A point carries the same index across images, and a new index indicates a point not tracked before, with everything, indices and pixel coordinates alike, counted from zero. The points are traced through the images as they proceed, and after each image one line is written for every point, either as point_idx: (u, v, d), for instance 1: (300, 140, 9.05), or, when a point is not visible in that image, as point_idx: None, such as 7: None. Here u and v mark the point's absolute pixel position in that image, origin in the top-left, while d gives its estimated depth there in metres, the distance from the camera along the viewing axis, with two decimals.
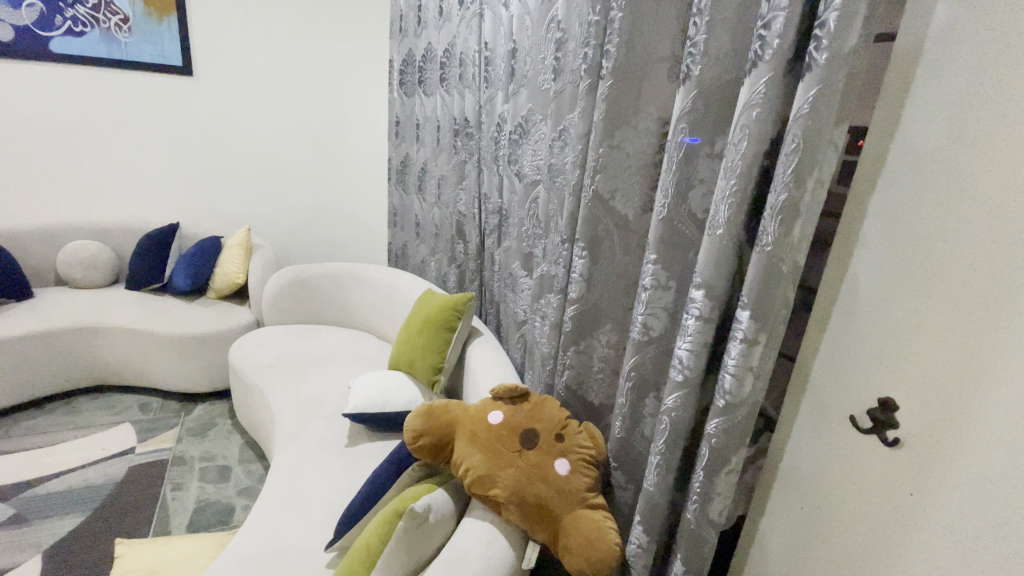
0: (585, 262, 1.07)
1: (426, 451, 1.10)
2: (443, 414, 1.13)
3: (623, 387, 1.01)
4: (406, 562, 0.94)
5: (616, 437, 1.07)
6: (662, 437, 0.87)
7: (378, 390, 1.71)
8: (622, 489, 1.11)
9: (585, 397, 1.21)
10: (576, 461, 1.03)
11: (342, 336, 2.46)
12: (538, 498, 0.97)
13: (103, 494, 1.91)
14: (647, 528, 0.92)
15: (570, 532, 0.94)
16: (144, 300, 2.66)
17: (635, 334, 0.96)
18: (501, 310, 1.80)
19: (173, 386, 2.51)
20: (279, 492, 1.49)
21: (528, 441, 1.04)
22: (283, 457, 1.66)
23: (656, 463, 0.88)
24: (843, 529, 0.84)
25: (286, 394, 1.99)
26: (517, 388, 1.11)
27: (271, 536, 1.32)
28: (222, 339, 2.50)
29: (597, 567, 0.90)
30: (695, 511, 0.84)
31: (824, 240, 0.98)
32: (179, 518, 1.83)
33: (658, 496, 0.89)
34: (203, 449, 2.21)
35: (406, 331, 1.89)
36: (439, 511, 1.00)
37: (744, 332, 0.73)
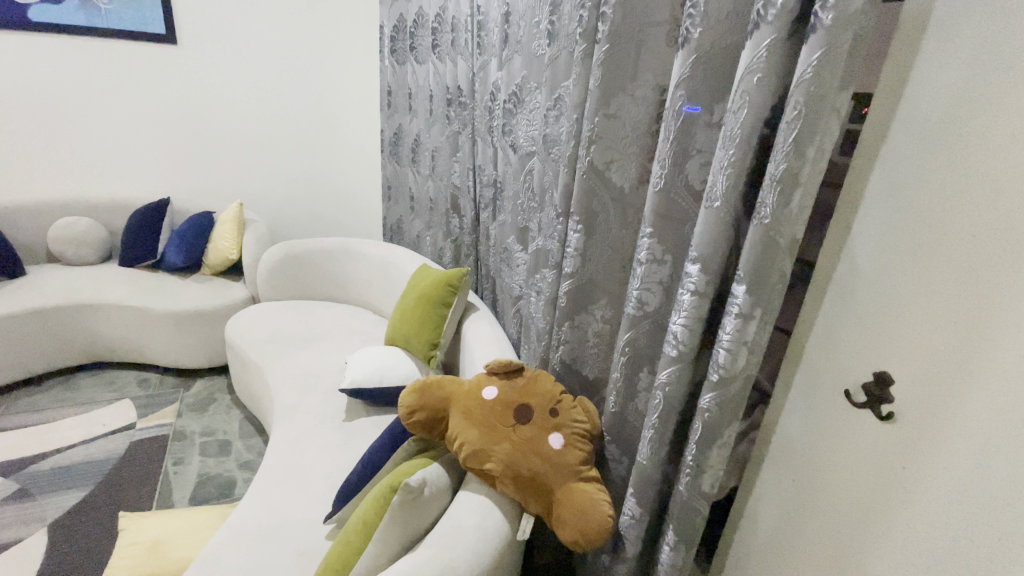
0: (579, 236, 1.05)
1: (421, 426, 1.10)
2: (438, 389, 1.12)
3: (618, 362, 1.00)
4: (402, 534, 0.95)
5: (610, 411, 1.06)
6: (656, 412, 0.86)
7: (374, 365, 1.72)
8: (616, 461, 1.11)
9: (579, 372, 1.20)
10: (571, 436, 1.03)
11: (338, 311, 2.45)
12: (532, 472, 0.97)
13: (106, 469, 1.93)
14: (639, 500, 0.93)
15: (563, 505, 0.96)
16: (137, 276, 2.65)
17: (630, 309, 0.94)
18: (497, 284, 1.78)
19: (171, 362, 2.52)
20: (279, 466, 1.50)
21: (523, 416, 1.03)
22: (282, 431, 1.68)
23: (650, 437, 0.88)
24: (834, 501, 0.84)
25: (282, 369, 2.00)
26: (512, 362, 1.11)
27: (270, 509, 1.34)
28: (218, 314, 2.50)
29: (589, 538, 0.92)
30: (687, 483, 0.85)
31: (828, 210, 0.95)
32: (181, 491, 1.87)
33: (650, 470, 0.90)
34: (203, 424, 2.23)
35: (401, 306, 1.88)
36: (434, 485, 1.01)
37: (739, 307, 0.72)
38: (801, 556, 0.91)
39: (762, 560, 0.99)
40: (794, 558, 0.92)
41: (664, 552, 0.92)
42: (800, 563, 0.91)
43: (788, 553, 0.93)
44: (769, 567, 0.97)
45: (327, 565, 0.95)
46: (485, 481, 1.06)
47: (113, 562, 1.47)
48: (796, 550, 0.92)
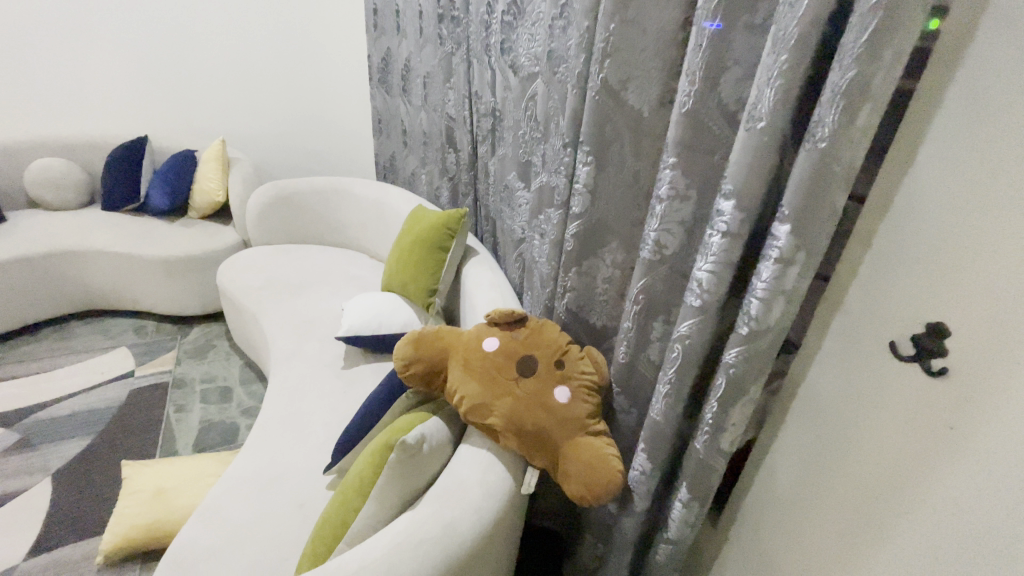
0: (590, 170, 0.94)
1: (418, 379, 1.02)
2: (434, 340, 1.04)
3: (630, 311, 0.91)
4: (400, 491, 0.90)
5: (620, 362, 0.98)
6: (673, 367, 0.78)
7: (371, 313, 1.65)
8: (624, 412, 1.03)
9: (587, 321, 1.11)
10: (579, 389, 0.95)
11: (333, 255, 2.35)
12: (538, 428, 0.91)
13: (107, 417, 1.92)
14: (652, 456, 0.87)
15: (569, 460, 0.90)
16: (122, 221, 2.53)
17: (647, 251, 0.84)
18: (498, 226, 1.66)
19: (165, 309, 2.46)
20: (276, 416, 1.47)
21: (527, 368, 0.96)
22: (278, 380, 1.63)
23: (665, 393, 0.81)
24: (863, 460, 0.78)
25: (277, 316, 1.93)
26: (515, 311, 1.01)
27: (269, 459, 1.31)
28: (209, 260, 2.40)
29: (597, 494, 0.87)
30: (705, 441, 0.78)
31: (884, 155, 0.74)
32: (185, 438, 1.87)
33: (665, 426, 0.83)
34: (202, 372, 2.21)
35: (396, 251, 1.78)
36: (433, 442, 0.95)
37: (779, 251, 0.62)
38: (821, 512, 0.86)
39: (778, 515, 0.95)
40: (814, 515, 0.87)
41: (674, 508, 0.88)
42: (820, 519, 0.86)
43: (807, 510, 0.89)
44: (785, 521, 0.94)
45: (325, 522, 0.91)
46: (487, 435, 1.00)
47: (118, 510, 1.47)
48: (815, 506, 0.87)
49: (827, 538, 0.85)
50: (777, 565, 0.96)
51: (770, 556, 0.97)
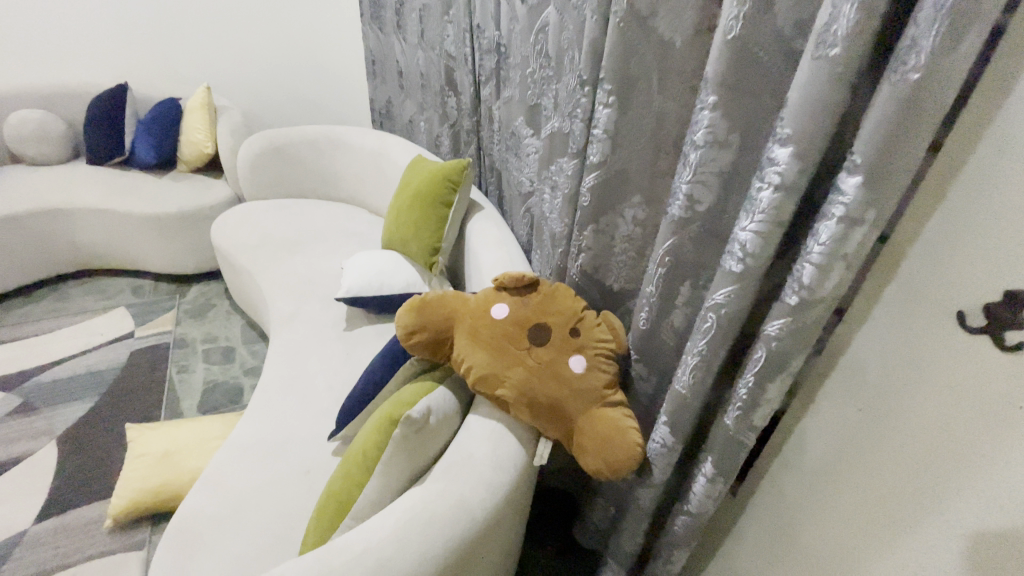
0: (611, 113, 0.82)
1: (423, 348, 0.96)
2: (438, 307, 0.96)
3: (655, 273, 0.82)
4: (406, 466, 0.85)
5: (640, 329, 0.90)
6: (704, 337, 0.70)
7: (371, 273, 1.56)
8: (643, 381, 0.96)
9: (602, 283, 1.03)
10: (596, 359, 0.88)
11: (330, 210, 2.24)
12: (551, 400, 0.85)
13: (109, 380, 1.90)
14: (674, 430, 0.81)
15: (585, 433, 0.85)
16: (109, 176, 2.41)
17: (676, 207, 0.75)
18: (503, 178, 1.54)
19: (162, 268, 2.39)
20: (277, 380, 1.42)
21: (539, 337, 0.89)
22: (279, 342, 1.57)
23: (693, 366, 0.73)
24: (905, 436, 0.71)
25: (275, 276, 1.85)
26: (526, 275, 0.93)
27: (272, 425, 1.27)
28: (202, 217, 2.30)
29: (615, 468, 0.82)
30: (736, 417, 0.72)
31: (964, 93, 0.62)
32: (189, 399, 1.85)
33: (691, 400, 0.76)
34: (203, 332, 2.16)
35: (396, 206, 1.67)
36: (440, 413, 0.88)
37: (845, 209, 0.53)
38: (855, 488, 0.80)
39: (804, 486, 0.90)
40: (847, 489, 0.82)
41: (697, 481, 0.83)
42: (853, 493, 0.81)
43: (839, 484, 0.83)
44: (811, 493, 0.88)
45: (329, 496, 0.87)
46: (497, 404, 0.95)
47: (125, 473, 1.46)
48: (848, 482, 0.81)
49: (861, 514, 0.80)
50: (800, 535, 0.92)
51: (794, 526, 0.93)
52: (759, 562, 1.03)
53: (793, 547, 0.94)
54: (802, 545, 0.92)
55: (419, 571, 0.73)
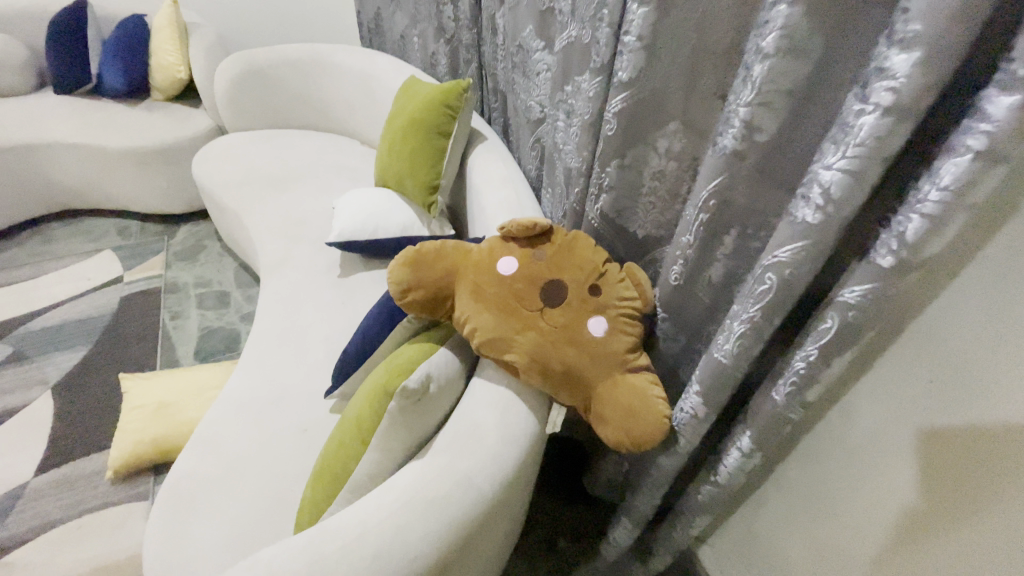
0: (648, 13, 0.64)
1: (420, 308, 0.85)
2: (437, 262, 0.85)
3: (693, 221, 0.69)
4: (405, 438, 0.76)
5: (671, 284, 0.78)
6: (757, 301, 0.58)
7: (365, 214, 1.43)
8: (670, 340, 0.85)
9: (625, 228, 0.89)
10: (618, 321, 0.77)
11: (319, 142, 2.04)
12: (566, 367, 0.74)
13: (100, 327, 1.82)
14: (708, 401, 0.71)
15: (605, 403, 0.75)
16: (78, 106, 2.20)
17: (728, 139, 0.60)
18: (509, 102, 1.35)
19: (146, 207, 2.24)
20: (268, 330, 1.32)
21: (553, 296, 0.77)
22: (269, 289, 1.47)
23: (739, 334, 0.61)
24: (995, 417, 0.59)
25: (262, 216, 1.71)
26: (536, 224, 0.79)
27: (265, 379, 1.19)
28: (182, 151, 2.12)
29: (638, 442, 0.73)
30: (787, 393, 0.61)
31: None
32: (185, 346, 1.78)
33: (732, 371, 0.65)
34: (195, 275, 2.06)
35: (388, 137, 1.49)
36: (441, 379, 0.78)
37: (987, 141, 0.39)
38: (921, 467, 0.70)
39: (844, 457, 0.80)
40: (907, 466, 0.72)
41: (728, 454, 0.74)
42: (917, 471, 0.71)
43: (898, 461, 0.73)
44: (854, 464, 0.79)
45: (324, 467, 0.80)
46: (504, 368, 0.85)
47: (122, 424, 1.42)
48: (911, 460, 0.71)
49: (929, 494, 0.70)
50: (836, 502, 0.85)
51: (829, 493, 0.85)
52: (792, 528, 0.96)
53: (825, 511, 0.87)
54: (839, 511, 0.85)
55: (421, 555, 0.66)
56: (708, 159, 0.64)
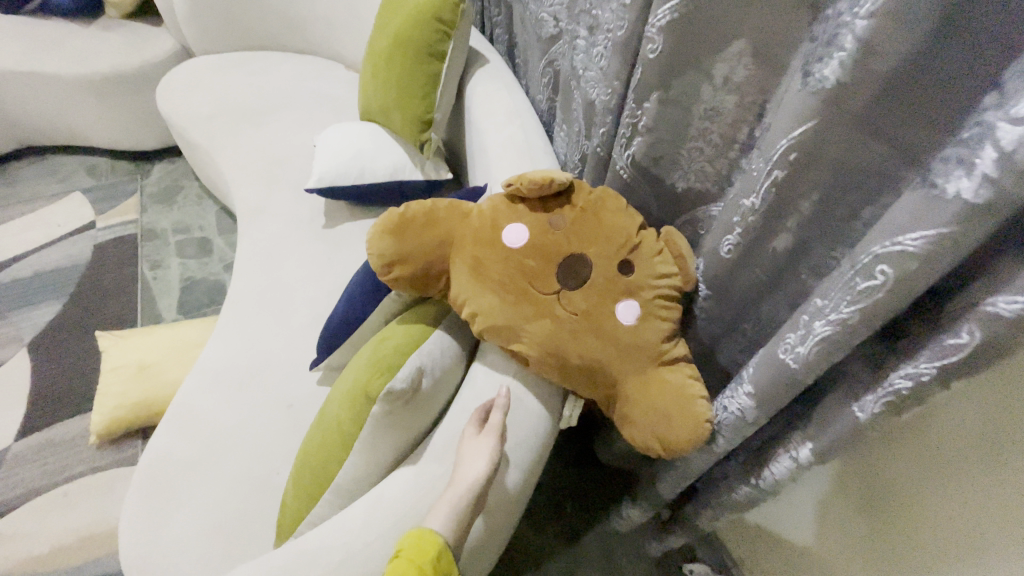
0: None
1: (409, 284, 0.75)
2: (428, 230, 0.74)
3: (761, 179, 0.53)
4: (395, 441, 0.65)
5: (724, 257, 0.62)
6: (855, 300, 0.43)
7: (349, 155, 1.24)
8: (711, 320, 0.71)
9: (661, 180, 0.72)
10: (652, 304, 0.66)
11: (298, 64, 1.78)
12: (586, 359, 0.64)
13: (74, 279, 1.69)
14: (762, 405, 0.58)
15: (634, 402, 0.64)
16: (21, 24, 1.92)
17: (830, 69, 0.43)
18: (516, 16, 1.13)
19: (114, 143, 2.03)
20: (246, 288, 1.18)
21: (573, 275, 0.66)
22: (247, 239, 1.31)
23: (823, 339, 0.47)
24: None
25: (236, 155, 1.51)
26: (552, 184, 0.68)
27: (244, 347, 1.07)
28: (143, 77, 1.86)
29: (670, 448, 0.62)
30: (875, 413, 0.47)
31: None
32: (167, 299, 1.66)
33: (802, 377, 0.51)
34: (173, 219, 1.88)
35: (371, 59, 1.26)
36: (433, 372, 0.65)
37: None
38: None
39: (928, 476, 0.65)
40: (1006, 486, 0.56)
41: (776, 461, 0.62)
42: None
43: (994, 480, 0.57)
44: (928, 475, 0.65)
45: (305, 466, 0.70)
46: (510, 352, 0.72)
47: (102, 387, 1.33)
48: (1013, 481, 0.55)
49: None
50: (885, 503, 0.74)
51: (912, 515, 0.70)
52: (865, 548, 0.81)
53: (869, 509, 0.77)
54: (888, 512, 0.74)
55: None
56: (794, 97, 0.48)
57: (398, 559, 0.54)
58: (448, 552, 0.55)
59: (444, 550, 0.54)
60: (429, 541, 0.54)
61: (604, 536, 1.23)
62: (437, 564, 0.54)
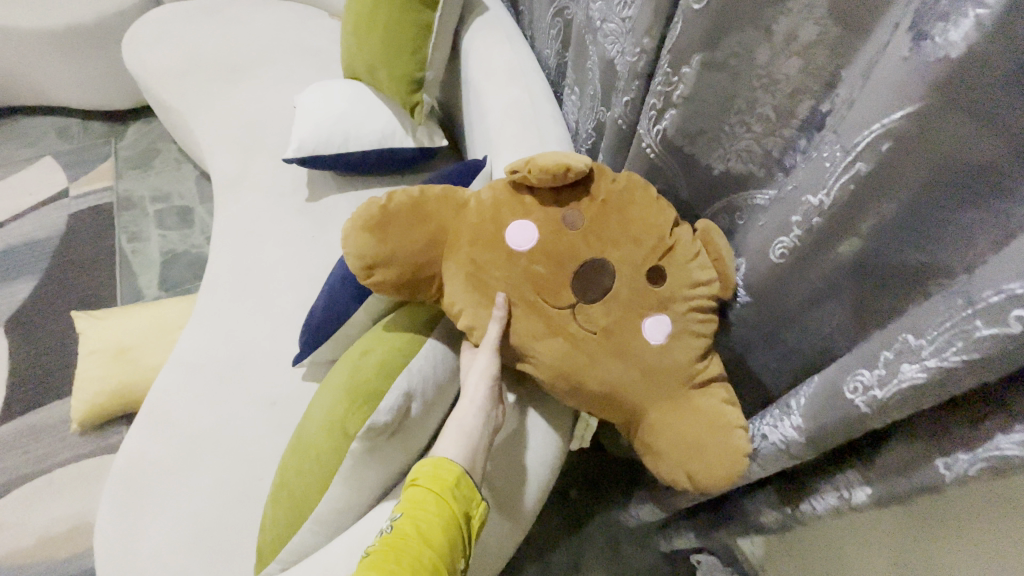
0: None
1: (394, 288, 0.63)
2: (417, 226, 0.62)
3: (835, 171, 0.42)
4: (379, 472, 0.58)
5: (776, 261, 0.51)
6: (967, 349, 0.33)
7: (331, 120, 1.10)
8: (743, 328, 0.61)
9: (693, 162, 0.60)
10: (684, 317, 0.58)
11: (277, 11, 1.59)
12: (606, 384, 0.59)
13: (49, 253, 1.59)
14: (814, 440, 0.48)
15: (659, 432, 0.58)
16: None
17: (960, 31, 0.32)
18: None
19: (82, 101, 1.86)
20: (224, 271, 1.07)
21: (593, 286, 0.58)
22: (224, 213, 1.19)
23: (912, 386, 0.37)
24: None
25: (210, 116, 1.36)
26: (568, 174, 0.58)
27: (221, 337, 0.97)
28: (106, 26, 1.68)
29: (703, 487, 0.56)
30: (966, 473, 0.38)
31: None
32: (148, 275, 1.56)
33: (871, 421, 0.42)
34: (150, 186, 1.75)
35: (352, 8, 1.10)
36: (424, 397, 0.59)
37: None
38: None
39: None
40: None
41: (820, 496, 0.54)
42: None
43: None
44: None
45: (285, 489, 0.63)
46: (508, 360, 0.63)
47: (80, 372, 1.25)
48: None
49: None
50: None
51: None
52: None
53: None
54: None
55: None
56: (893, 65, 0.36)
57: (414, 487, 0.53)
58: (467, 477, 0.54)
59: (463, 475, 0.54)
60: (446, 469, 0.53)
61: (611, 527, 1.17)
62: (456, 490, 0.53)
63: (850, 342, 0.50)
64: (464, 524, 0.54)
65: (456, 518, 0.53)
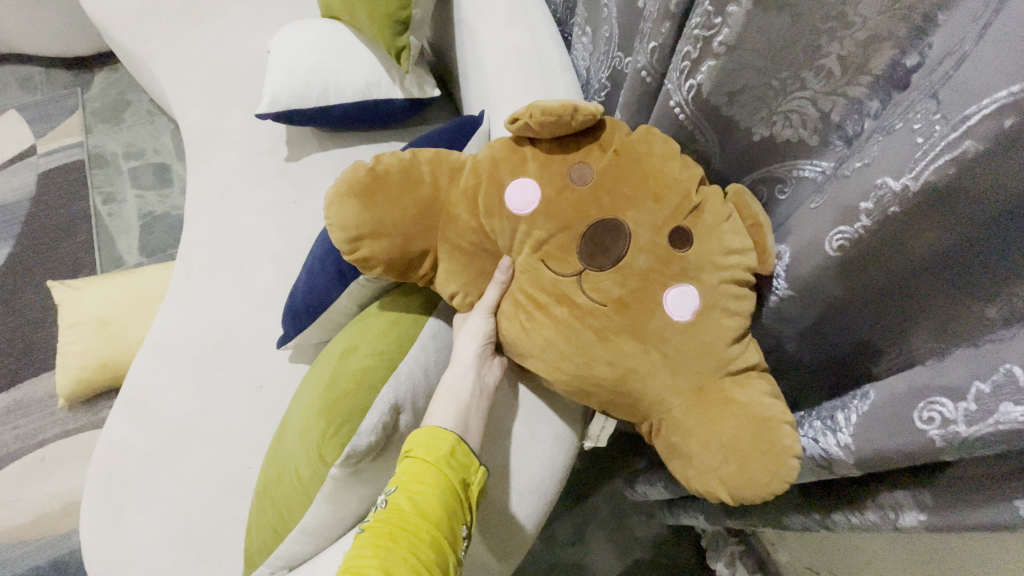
0: None
1: (385, 264, 0.54)
2: (407, 189, 0.54)
3: (930, 149, 0.33)
4: (365, 490, 0.56)
5: (835, 253, 0.43)
6: None
7: (307, 68, 0.97)
8: (777, 321, 0.54)
9: (730, 124, 0.50)
10: (715, 291, 0.49)
11: None
12: (623, 367, 0.50)
13: (21, 216, 1.50)
14: (861, 462, 0.41)
15: (687, 431, 0.49)
16: None
17: None
18: None
19: (40, 46, 1.69)
20: (199, 243, 0.99)
21: (603, 250, 0.50)
22: (197, 175, 1.08)
23: (1014, 429, 0.30)
24: None
25: (175, 63, 1.22)
26: (574, 118, 0.50)
27: (197, 318, 0.90)
28: None
29: (742, 496, 0.46)
30: None
31: None
32: (127, 240, 1.47)
33: (941, 453, 0.35)
34: (122, 142, 1.62)
35: None
36: (413, 407, 0.56)
37: None
38: None
39: None
40: None
41: (860, 511, 0.48)
42: None
43: None
44: None
45: (270, 496, 0.59)
46: (512, 346, 0.56)
47: (62, 346, 1.19)
48: None
49: None
50: None
51: None
52: None
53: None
54: None
55: None
56: None
57: (407, 461, 0.50)
58: (463, 444, 0.51)
59: (457, 443, 0.50)
60: (439, 436, 0.50)
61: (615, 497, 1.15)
62: (452, 458, 0.50)
63: (925, 350, 0.41)
64: (464, 492, 0.50)
65: (455, 487, 0.49)
